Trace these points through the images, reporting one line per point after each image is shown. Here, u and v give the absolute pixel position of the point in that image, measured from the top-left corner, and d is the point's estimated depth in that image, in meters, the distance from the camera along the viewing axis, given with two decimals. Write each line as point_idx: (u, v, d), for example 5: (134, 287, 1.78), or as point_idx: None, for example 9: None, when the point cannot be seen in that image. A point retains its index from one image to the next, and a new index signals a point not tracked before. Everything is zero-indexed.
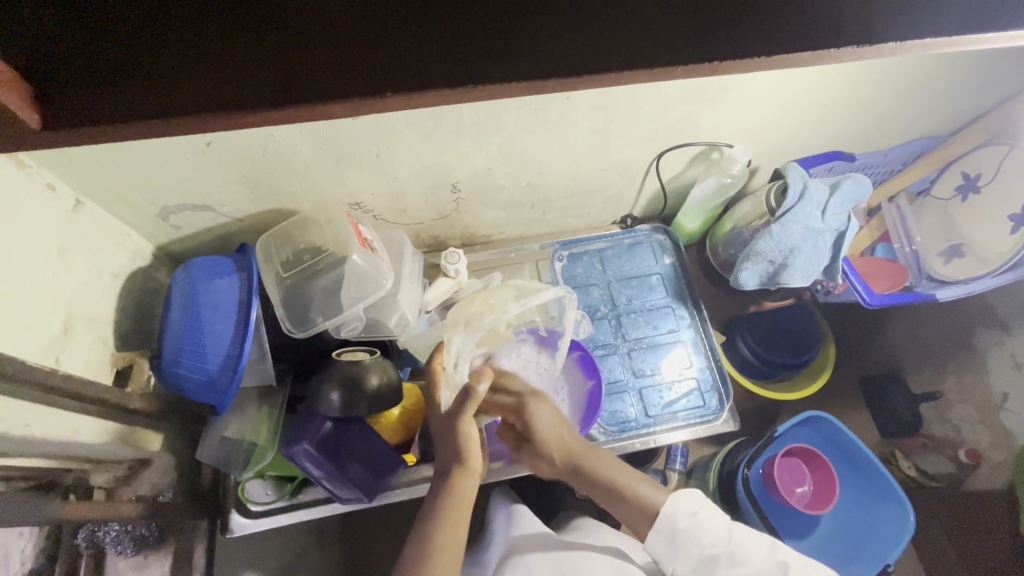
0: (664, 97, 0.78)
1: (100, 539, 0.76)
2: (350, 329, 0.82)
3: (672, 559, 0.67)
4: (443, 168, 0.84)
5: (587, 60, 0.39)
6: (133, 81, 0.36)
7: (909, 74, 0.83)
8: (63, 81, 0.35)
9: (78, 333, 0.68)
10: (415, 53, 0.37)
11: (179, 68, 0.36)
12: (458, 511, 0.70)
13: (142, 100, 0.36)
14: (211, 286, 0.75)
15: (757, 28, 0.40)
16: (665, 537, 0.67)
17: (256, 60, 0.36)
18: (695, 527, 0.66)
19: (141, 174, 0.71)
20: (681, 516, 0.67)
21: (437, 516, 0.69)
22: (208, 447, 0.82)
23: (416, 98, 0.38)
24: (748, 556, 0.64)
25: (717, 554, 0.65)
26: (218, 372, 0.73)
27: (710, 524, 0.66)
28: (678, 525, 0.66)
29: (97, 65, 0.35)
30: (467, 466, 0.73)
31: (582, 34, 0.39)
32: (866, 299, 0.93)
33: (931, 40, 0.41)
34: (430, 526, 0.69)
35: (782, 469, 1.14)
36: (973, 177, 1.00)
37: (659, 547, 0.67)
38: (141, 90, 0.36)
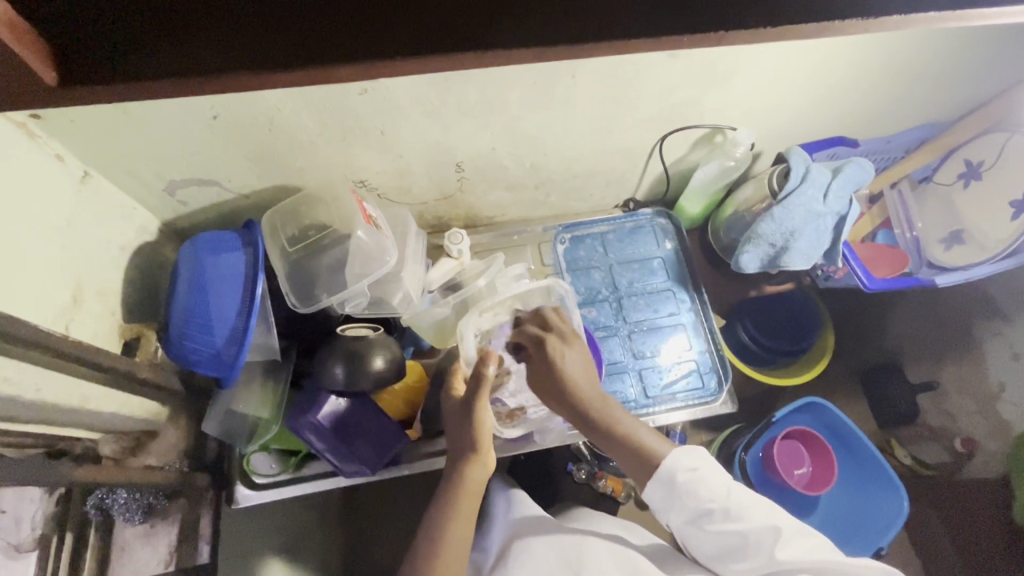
0: (669, 78, 0.78)
1: (108, 506, 0.78)
2: (354, 305, 0.83)
3: (667, 510, 0.68)
4: (448, 147, 0.84)
5: (589, 30, 0.40)
6: (148, 41, 0.36)
7: (914, 57, 0.83)
8: (81, 40, 0.36)
9: (87, 303, 0.69)
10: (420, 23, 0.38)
11: (193, 26, 0.36)
12: (469, 501, 0.71)
13: (159, 59, 0.37)
14: (218, 260, 0.76)
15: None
16: (664, 491, 0.67)
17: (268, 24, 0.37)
18: (696, 482, 0.66)
19: (148, 146, 0.71)
20: (680, 471, 0.67)
21: (449, 508, 0.70)
22: (213, 419, 0.83)
23: (421, 65, 0.39)
24: (745, 513, 0.64)
25: (713, 509, 0.64)
26: (224, 345, 0.74)
27: (710, 482, 0.66)
28: (677, 478, 0.66)
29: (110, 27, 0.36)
30: (481, 456, 0.74)
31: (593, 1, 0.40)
32: (867, 283, 0.93)
33: (936, 14, 0.41)
34: (443, 515, 0.70)
35: (781, 450, 1.17)
36: (975, 164, 1.00)
37: (656, 498, 0.68)
38: (156, 49, 0.37)
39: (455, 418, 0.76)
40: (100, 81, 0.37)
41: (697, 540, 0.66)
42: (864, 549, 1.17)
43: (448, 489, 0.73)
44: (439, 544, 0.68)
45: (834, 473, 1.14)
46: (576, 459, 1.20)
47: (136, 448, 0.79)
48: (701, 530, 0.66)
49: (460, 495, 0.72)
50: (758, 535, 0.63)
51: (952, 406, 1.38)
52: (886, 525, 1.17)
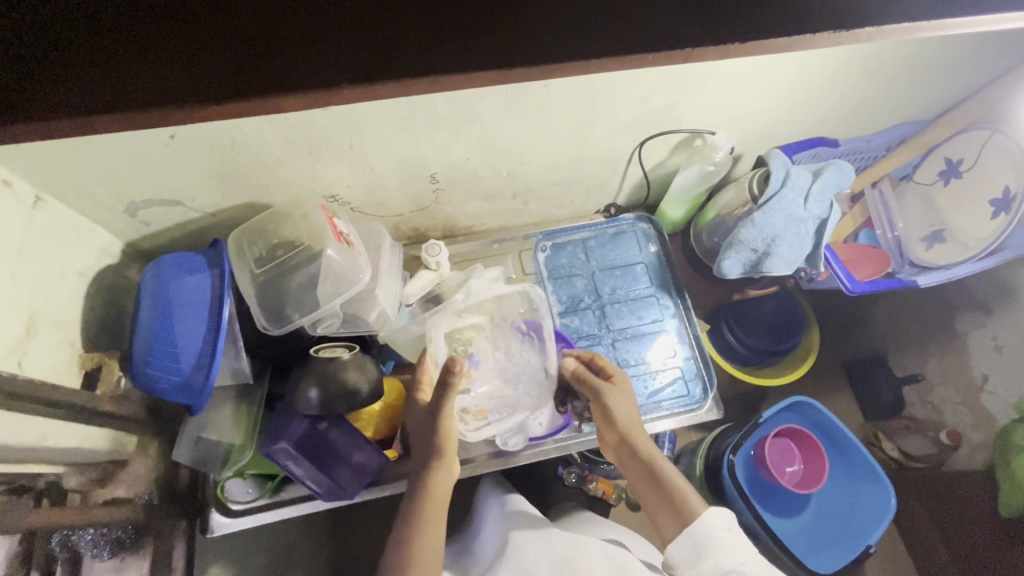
0: (645, 85, 0.76)
1: (75, 543, 0.68)
2: (326, 325, 0.80)
3: (692, 564, 0.64)
4: (419, 158, 0.82)
5: (546, 49, 0.38)
6: (67, 70, 0.33)
7: (891, 58, 0.82)
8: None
9: (43, 334, 0.66)
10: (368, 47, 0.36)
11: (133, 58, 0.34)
12: (436, 507, 0.71)
13: (88, 93, 0.34)
14: (183, 283, 0.73)
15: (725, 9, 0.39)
16: (690, 543, 0.65)
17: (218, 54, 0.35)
18: (729, 542, 0.64)
19: (103, 168, 0.68)
20: (719, 528, 0.65)
21: (416, 513, 0.70)
22: (185, 447, 0.80)
23: (371, 92, 0.36)
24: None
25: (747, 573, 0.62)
26: (191, 372, 0.71)
27: (742, 546, 0.64)
28: (716, 534, 0.64)
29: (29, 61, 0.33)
30: (445, 461, 0.74)
31: (552, 16, 0.38)
32: (849, 286, 0.92)
33: (913, 23, 0.40)
34: (412, 521, 0.69)
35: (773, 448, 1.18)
36: (955, 162, 0.99)
37: (681, 552, 0.65)
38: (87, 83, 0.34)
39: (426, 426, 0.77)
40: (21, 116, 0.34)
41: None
42: (853, 547, 1.16)
43: (413, 497, 0.72)
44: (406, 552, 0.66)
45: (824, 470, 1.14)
46: (566, 463, 1.20)
47: (105, 479, 0.74)
48: None
49: (425, 502, 0.71)
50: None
51: (937, 399, 1.39)
52: (875, 521, 1.17)
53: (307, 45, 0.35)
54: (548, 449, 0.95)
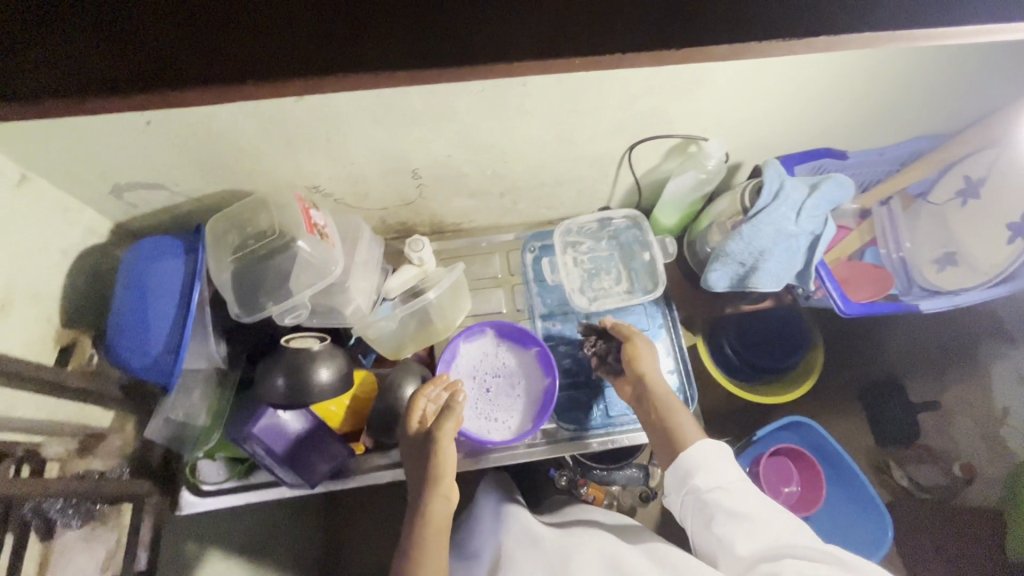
0: (630, 87, 0.74)
1: (46, 510, 0.73)
2: (295, 315, 0.80)
3: (676, 490, 0.72)
4: (400, 153, 0.81)
5: (480, 50, 0.38)
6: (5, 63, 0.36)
7: (899, 68, 0.77)
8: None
9: (19, 308, 0.68)
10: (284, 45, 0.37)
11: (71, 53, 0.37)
12: (436, 534, 0.69)
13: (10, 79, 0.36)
14: (157, 267, 0.75)
15: (664, 16, 0.39)
16: (688, 461, 0.71)
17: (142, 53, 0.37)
18: (705, 470, 0.69)
19: (85, 149, 0.70)
20: (717, 451, 0.71)
21: (420, 548, 0.68)
22: (155, 427, 0.78)
23: (283, 89, 0.38)
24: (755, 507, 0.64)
25: (716, 493, 0.67)
26: (159, 355, 0.72)
27: (720, 474, 0.69)
28: (711, 454, 0.71)
29: None
30: (440, 487, 0.72)
31: (484, 21, 0.38)
32: (843, 307, 0.87)
33: (864, 34, 0.39)
34: (415, 558, 0.67)
35: (770, 467, 1.13)
36: (974, 181, 0.93)
37: (678, 470, 0.72)
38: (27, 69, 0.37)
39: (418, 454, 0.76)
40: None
41: (697, 510, 0.68)
42: None
43: (413, 527, 0.70)
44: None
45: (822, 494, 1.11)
46: (558, 465, 1.17)
47: (82, 451, 0.78)
48: (705, 526, 0.67)
49: (424, 536, 0.69)
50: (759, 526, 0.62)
51: (950, 429, 1.31)
52: (868, 555, 1.11)
53: (231, 52, 0.37)
54: (519, 453, 0.93)
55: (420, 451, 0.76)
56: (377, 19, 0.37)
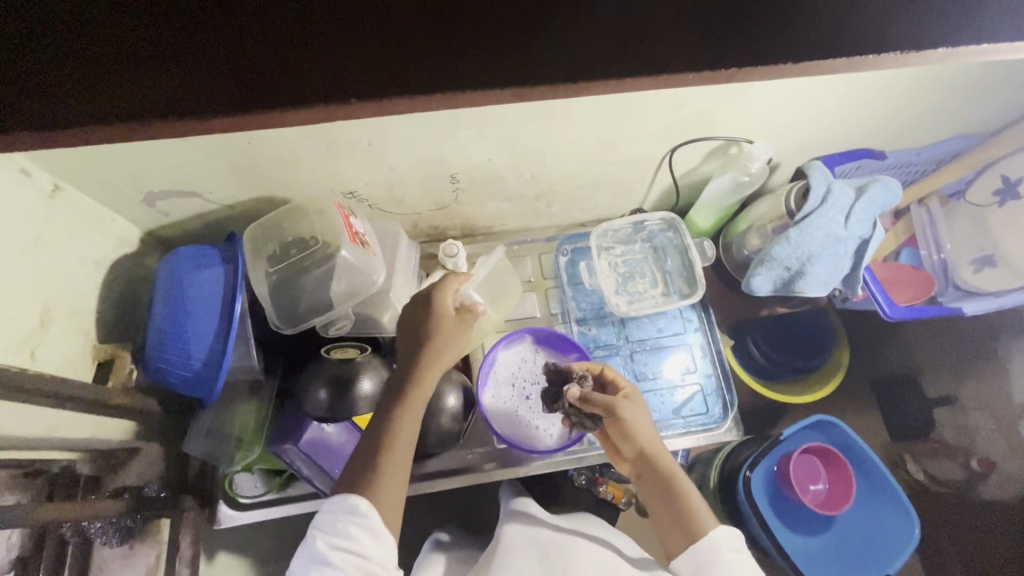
0: (680, 92, 0.72)
1: (85, 529, 0.72)
2: (338, 328, 0.80)
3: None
4: (440, 158, 0.79)
5: (571, 67, 0.35)
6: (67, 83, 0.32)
7: (953, 71, 0.75)
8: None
9: (57, 325, 0.66)
10: (372, 56, 0.33)
11: (137, 76, 0.32)
12: (398, 454, 0.64)
13: (62, 104, 0.32)
14: (196, 278, 0.73)
15: (767, 28, 0.35)
16: (701, 563, 0.64)
17: (217, 64, 0.33)
18: (738, 560, 0.64)
19: (121, 159, 0.67)
20: (728, 548, 0.64)
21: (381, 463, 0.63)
22: (196, 440, 0.80)
23: (386, 108, 0.34)
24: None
25: None
26: (202, 369, 0.70)
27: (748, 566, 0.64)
28: (723, 554, 0.64)
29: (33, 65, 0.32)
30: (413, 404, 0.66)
31: (570, 30, 0.35)
32: (887, 311, 0.87)
33: (993, 46, 0.35)
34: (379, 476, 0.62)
35: (798, 465, 1.13)
36: (1013, 181, 0.92)
37: (688, 570, 0.64)
38: (87, 90, 0.32)
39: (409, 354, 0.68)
40: (16, 121, 0.32)
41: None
42: None
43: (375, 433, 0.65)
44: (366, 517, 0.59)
45: (852, 494, 1.09)
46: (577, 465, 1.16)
47: (116, 466, 0.76)
48: None
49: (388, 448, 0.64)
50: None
51: (969, 424, 1.31)
52: (894, 552, 1.12)
53: (320, 56, 0.33)
54: (559, 460, 0.92)
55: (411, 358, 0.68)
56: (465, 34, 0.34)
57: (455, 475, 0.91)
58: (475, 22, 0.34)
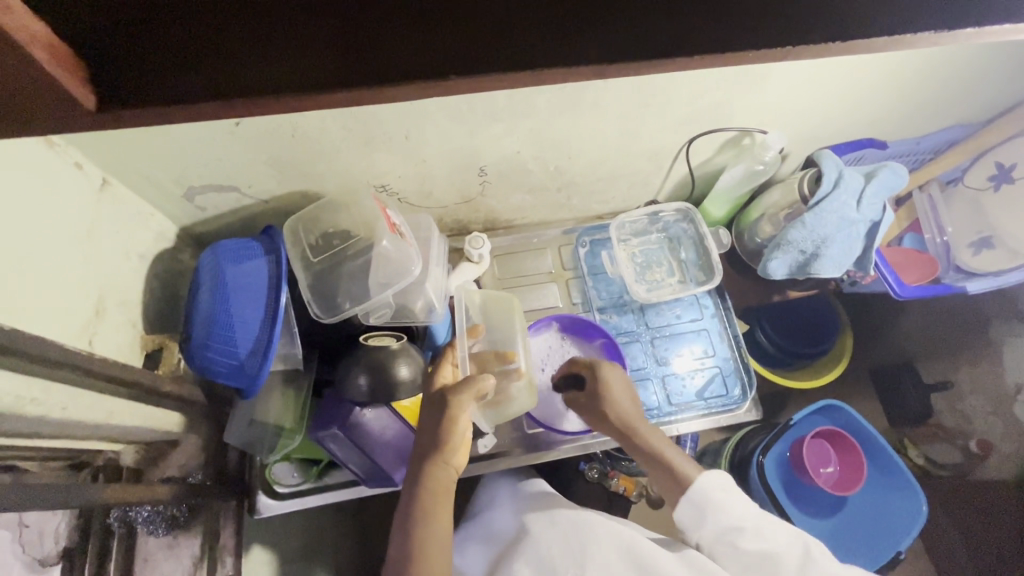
0: (701, 82, 0.76)
1: (132, 519, 0.74)
2: (379, 316, 0.82)
3: (696, 528, 0.73)
4: (471, 150, 0.82)
5: (640, 47, 0.36)
6: (181, 67, 0.33)
7: (954, 60, 0.80)
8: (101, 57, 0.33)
9: (109, 314, 0.67)
10: (464, 32, 0.35)
11: (249, 55, 0.34)
12: (441, 498, 0.71)
13: (175, 83, 0.33)
14: (240, 269, 0.75)
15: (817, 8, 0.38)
16: (696, 511, 0.73)
17: (325, 44, 0.34)
18: (727, 501, 0.73)
19: (169, 153, 0.69)
20: (714, 489, 0.73)
21: (425, 509, 0.69)
22: (235, 429, 0.82)
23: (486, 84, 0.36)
24: (772, 533, 0.70)
25: (743, 527, 0.71)
26: (248, 357, 0.72)
27: (739, 503, 0.73)
28: (710, 494, 0.73)
29: (144, 51, 0.33)
30: (446, 455, 0.72)
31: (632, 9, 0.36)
32: (898, 289, 0.94)
33: (1010, 26, 0.38)
34: (426, 514, 0.69)
35: (810, 450, 1.17)
36: (1007, 167, 0.98)
37: (688, 520, 0.74)
38: (198, 68, 0.33)
39: (433, 412, 0.74)
40: (122, 98, 0.33)
41: (721, 556, 0.71)
42: (880, 554, 1.15)
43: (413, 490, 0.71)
44: (419, 552, 0.67)
45: (863, 475, 1.13)
46: (588, 457, 1.17)
47: (157, 458, 0.78)
48: (728, 547, 0.71)
49: (429, 493, 0.70)
50: (788, 553, 0.69)
51: (966, 408, 1.34)
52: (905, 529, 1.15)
53: (424, 39, 0.35)
54: (588, 444, 0.93)
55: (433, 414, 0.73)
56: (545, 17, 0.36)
57: (484, 463, 0.92)
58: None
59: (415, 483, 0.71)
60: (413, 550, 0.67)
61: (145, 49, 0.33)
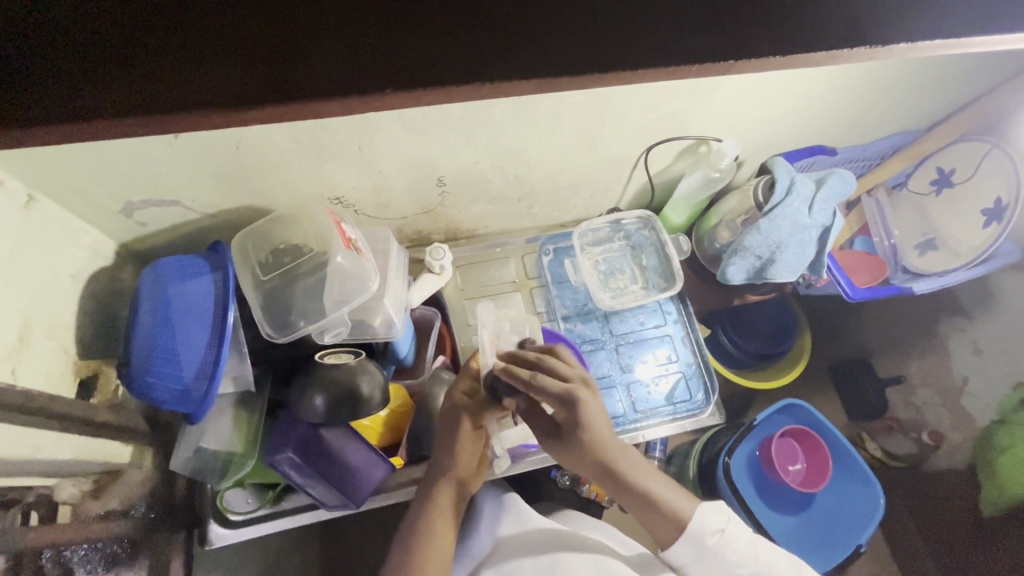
0: (655, 92, 0.76)
1: (66, 559, 0.64)
2: (335, 334, 0.78)
3: (690, 571, 0.68)
4: (428, 160, 0.80)
5: (578, 60, 0.38)
6: (103, 80, 0.34)
7: (893, 72, 0.83)
8: (35, 74, 0.33)
9: (37, 342, 0.63)
10: (403, 54, 0.36)
11: (173, 68, 0.34)
12: (444, 517, 0.70)
13: (104, 94, 0.34)
14: (184, 287, 0.71)
15: (750, 25, 0.39)
16: (691, 550, 0.66)
17: (254, 64, 0.35)
18: (725, 545, 0.66)
19: (102, 168, 0.65)
20: (709, 533, 0.66)
21: (428, 526, 0.69)
22: (182, 455, 0.77)
23: (387, 102, 0.37)
24: (773, 574, 0.67)
25: (743, 573, 0.67)
26: (193, 380, 0.68)
27: (736, 544, 0.67)
28: (707, 542, 0.66)
29: (65, 64, 0.33)
30: (457, 480, 0.73)
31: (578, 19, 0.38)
32: (850, 292, 0.96)
33: (942, 42, 0.41)
34: (423, 531, 0.68)
35: (779, 448, 1.19)
36: (947, 172, 1.02)
37: (686, 560, 0.66)
38: (127, 82, 0.34)
39: (444, 438, 0.73)
40: (49, 115, 0.34)
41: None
42: (843, 548, 1.16)
43: (418, 506, 0.71)
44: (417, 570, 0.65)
45: (829, 472, 1.15)
46: (560, 465, 1.17)
47: (96, 491, 0.71)
48: None
49: (437, 511, 0.70)
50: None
51: (919, 400, 1.36)
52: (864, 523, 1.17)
53: (348, 47, 0.35)
54: (553, 455, 0.93)
55: (446, 434, 0.73)
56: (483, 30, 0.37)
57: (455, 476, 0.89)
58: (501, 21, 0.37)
59: (422, 503, 0.72)
60: (409, 565, 0.66)
61: (70, 65, 0.34)
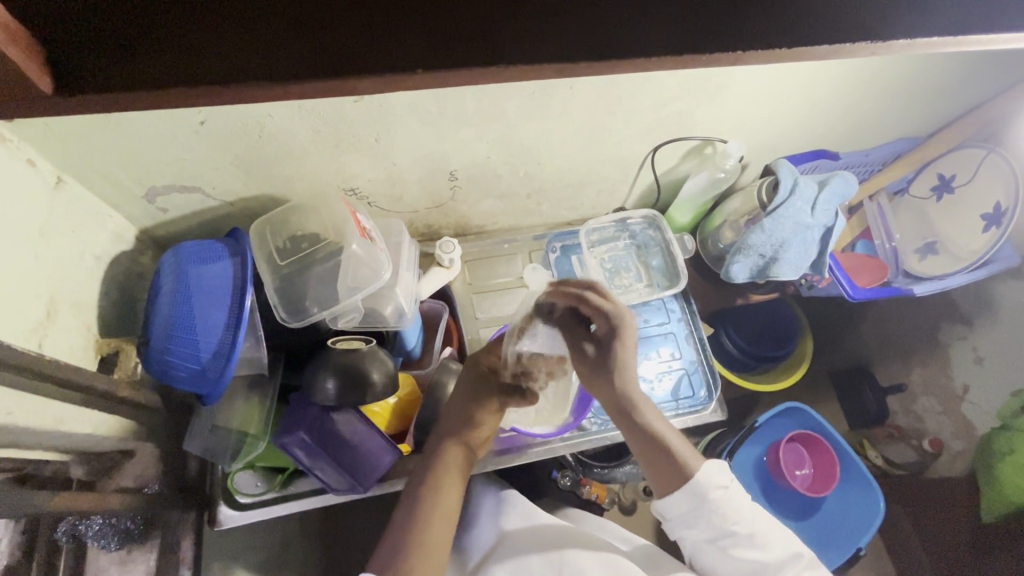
0: (664, 90, 0.78)
1: (81, 534, 0.72)
2: (347, 320, 0.81)
3: (687, 522, 0.70)
4: (442, 154, 0.83)
5: (591, 49, 0.41)
6: (158, 54, 0.38)
7: (895, 76, 0.85)
8: (101, 50, 0.38)
9: (61, 318, 0.65)
10: (432, 41, 0.39)
11: (220, 46, 0.38)
12: (451, 472, 0.72)
13: (154, 65, 0.38)
14: (204, 271, 0.73)
15: (754, 21, 0.42)
16: (691, 505, 0.69)
17: (289, 39, 0.38)
18: (726, 500, 0.69)
19: (128, 152, 0.67)
20: (713, 487, 0.69)
21: (436, 477, 0.71)
22: (196, 438, 0.81)
23: (416, 81, 0.40)
24: (769, 542, 0.69)
25: (739, 534, 0.69)
26: (210, 360, 0.70)
27: (737, 503, 0.70)
28: (710, 494, 0.69)
29: (127, 39, 0.37)
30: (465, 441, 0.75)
31: (590, 13, 0.41)
32: (851, 292, 0.99)
33: (938, 38, 0.43)
34: (434, 486, 0.70)
35: (786, 452, 1.18)
36: (947, 178, 1.05)
37: (678, 512, 0.70)
38: (178, 56, 0.38)
39: (456, 399, 0.77)
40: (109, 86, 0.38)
41: (714, 559, 0.70)
42: (843, 550, 1.17)
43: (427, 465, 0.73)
44: (421, 532, 0.66)
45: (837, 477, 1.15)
46: (561, 465, 1.18)
47: (110, 469, 0.74)
48: (722, 553, 0.70)
49: (445, 470, 0.72)
50: (779, 564, 0.69)
51: (919, 409, 1.38)
52: (864, 526, 1.18)
53: (382, 34, 0.39)
54: (556, 447, 0.94)
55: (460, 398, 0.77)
56: (505, 22, 0.40)
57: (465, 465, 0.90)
58: (518, 13, 0.40)
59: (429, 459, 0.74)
60: (415, 519, 0.67)
61: (131, 40, 0.37)
